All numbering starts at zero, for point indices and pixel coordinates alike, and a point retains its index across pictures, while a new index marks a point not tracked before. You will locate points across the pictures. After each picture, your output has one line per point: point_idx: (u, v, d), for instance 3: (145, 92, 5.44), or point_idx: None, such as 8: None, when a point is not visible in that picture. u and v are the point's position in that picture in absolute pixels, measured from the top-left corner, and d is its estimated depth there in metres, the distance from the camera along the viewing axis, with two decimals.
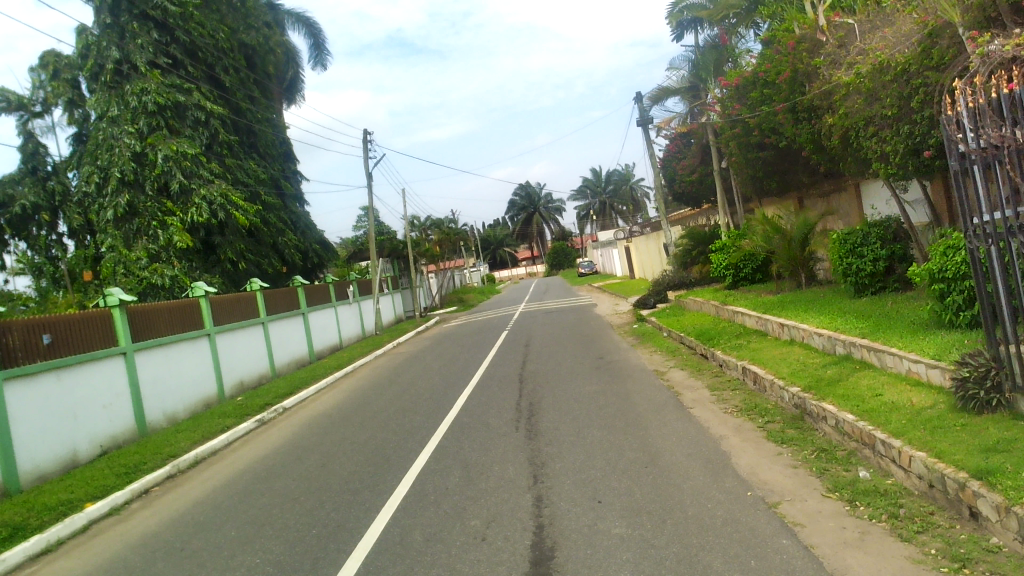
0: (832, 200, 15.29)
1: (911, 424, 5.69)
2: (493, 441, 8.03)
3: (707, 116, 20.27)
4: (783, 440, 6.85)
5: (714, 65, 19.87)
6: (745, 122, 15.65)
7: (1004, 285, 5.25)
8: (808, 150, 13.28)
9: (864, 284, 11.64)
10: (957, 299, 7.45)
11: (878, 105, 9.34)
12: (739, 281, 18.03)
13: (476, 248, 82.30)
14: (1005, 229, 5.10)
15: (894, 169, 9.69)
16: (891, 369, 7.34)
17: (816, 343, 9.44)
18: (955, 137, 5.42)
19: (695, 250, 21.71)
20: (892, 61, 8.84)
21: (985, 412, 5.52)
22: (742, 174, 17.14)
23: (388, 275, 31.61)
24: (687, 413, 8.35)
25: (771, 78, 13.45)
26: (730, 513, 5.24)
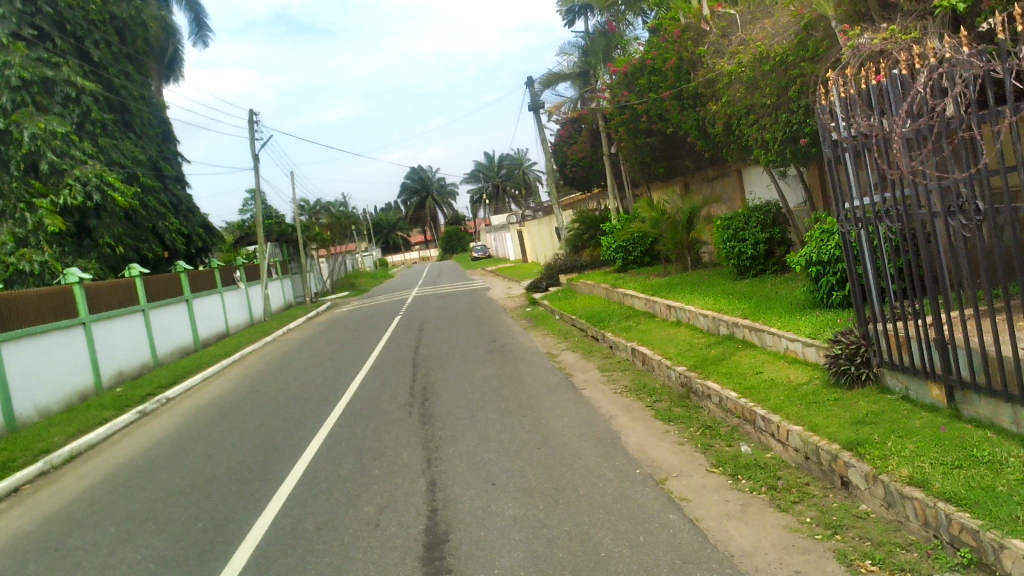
0: (715, 185, 15.78)
1: (789, 400, 5.96)
2: (386, 426, 7.96)
3: (596, 101, 20.56)
4: (670, 418, 7.05)
5: (603, 52, 20.09)
6: (632, 109, 15.93)
7: (872, 268, 5.56)
8: (692, 137, 13.68)
9: (746, 267, 12.06)
10: (831, 282, 7.82)
11: (758, 94, 9.67)
12: (628, 264, 18.39)
13: (368, 233, 81.03)
14: (873, 214, 5.37)
15: (773, 155, 10.07)
16: (770, 348, 7.66)
17: (700, 324, 9.75)
18: (829, 126, 5.68)
19: (586, 234, 22.03)
20: (771, 51, 9.12)
21: (855, 387, 5.83)
22: (630, 160, 17.50)
23: (276, 260, 30.76)
24: (577, 395, 8.50)
25: (657, 65, 13.79)
26: (619, 490, 5.37)
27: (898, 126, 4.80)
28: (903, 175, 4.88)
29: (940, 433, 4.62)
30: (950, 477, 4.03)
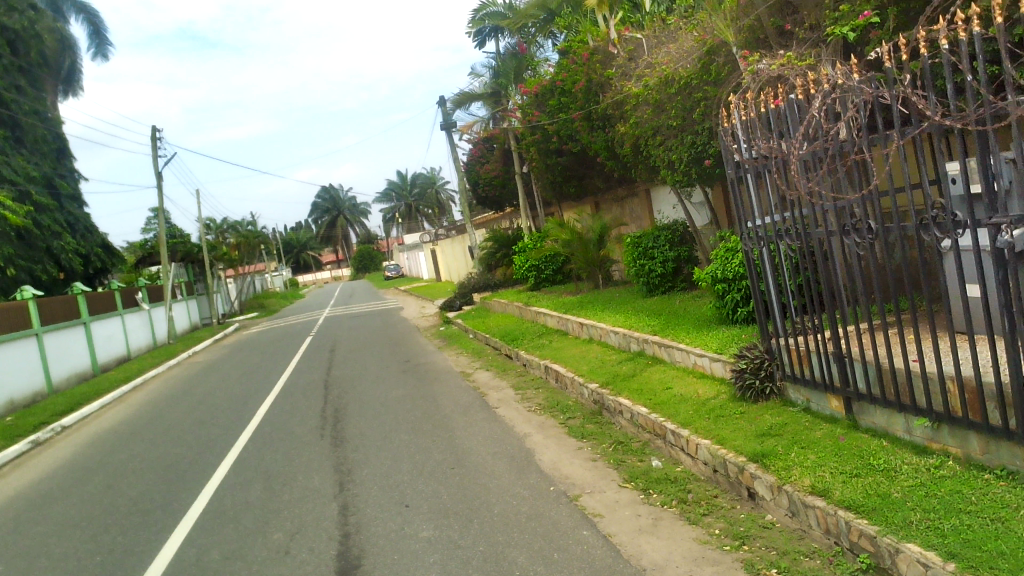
0: (624, 205, 16.11)
1: (697, 414, 6.10)
2: (296, 450, 7.78)
3: (507, 121, 20.75)
4: (583, 435, 7.12)
5: (514, 72, 20.33)
6: (543, 129, 16.14)
7: (774, 285, 5.75)
8: (602, 157, 13.96)
9: (655, 285, 12.32)
10: (735, 298, 8.06)
11: (664, 116, 9.93)
12: (541, 283, 18.55)
13: (278, 252, 79.45)
14: (774, 233, 5.57)
15: (679, 175, 10.34)
16: (679, 364, 7.83)
17: (612, 341, 9.90)
18: (731, 147, 5.89)
19: (498, 253, 22.14)
20: (676, 75, 9.36)
21: (760, 400, 6.01)
22: (541, 179, 17.71)
23: (181, 280, 29.84)
24: (491, 413, 8.49)
25: (567, 87, 14.03)
26: (533, 508, 5.38)
27: (796, 149, 5.00)
28: (801, 195, 5.07)
29: (839, 443, 4.80)
30: (849, 486, 4.18)
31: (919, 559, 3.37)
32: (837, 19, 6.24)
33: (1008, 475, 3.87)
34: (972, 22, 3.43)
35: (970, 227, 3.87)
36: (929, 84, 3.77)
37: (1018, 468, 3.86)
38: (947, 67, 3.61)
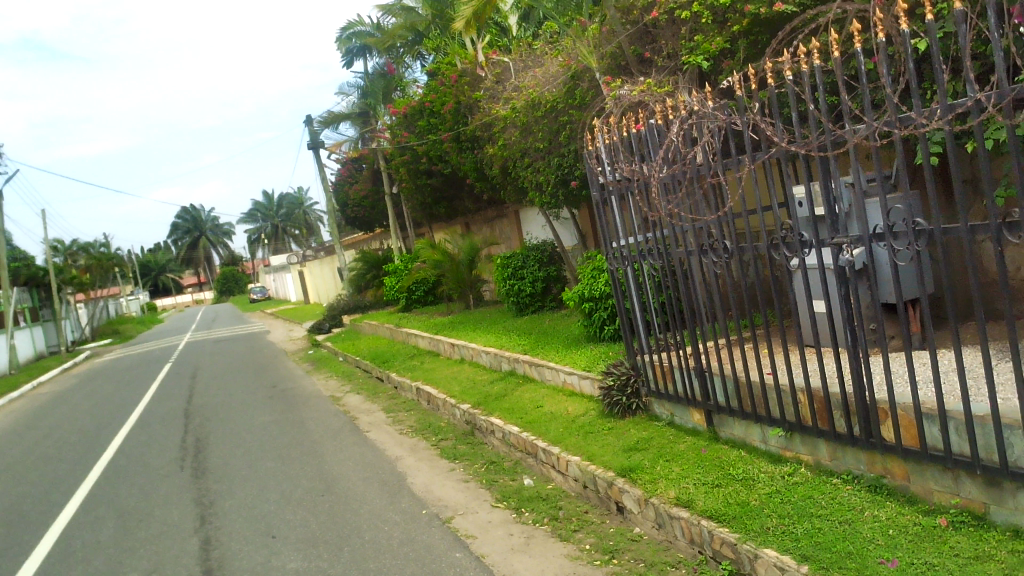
0: (494, 226, 16.28)
1: (567, 432, 6.19)
2: (154, 484, 7.38)
3: (376, 141, 20.59)
4: (455, 456, 7.10)
5: (382, 93, 20.22)
6: (413, 150, 16.09)
7: (638, 303, 5.93)
8: (471, 178, 14.06)
9: (525, 305, 12.45)
10: (602, 317, 8.27)
11: (532, 138, 10.10)
12: (411, 304, 18.42)
13: (133, 275, 75.53)
14: (637, 253, 5.74)
15: (547, 197, 10.53)
16: (549, 382, 7.94)
17: (483, 361, 9.94)
18: (596, 170, 6.05)
19: (368, 274, 21.86)
20: (542, 98, 9.53)
21: (627, 415, 6.17)
22: (411, 200, 17.64)
23: (24, 306, 27.85)
24: (362, 438, 8.34)
25: (435, 108, 14.06)
26: (404, 533, 5.30)
27: (656, 171, 5.18)
28: (662, 216, 5.25)
29: (701, 455, 4.98)
30: (711, 496, 4.34)
31: (776, 563, 3.53)
32: (693, 48, 6.52)
33: (853, 479, 4.12)
34: (813, 55, 3.66)
35: (815, 247, 4.12)
36: (775, 112, 3.99)
37: (861, 471, 4.11)
38: (792, 97, 3.83)
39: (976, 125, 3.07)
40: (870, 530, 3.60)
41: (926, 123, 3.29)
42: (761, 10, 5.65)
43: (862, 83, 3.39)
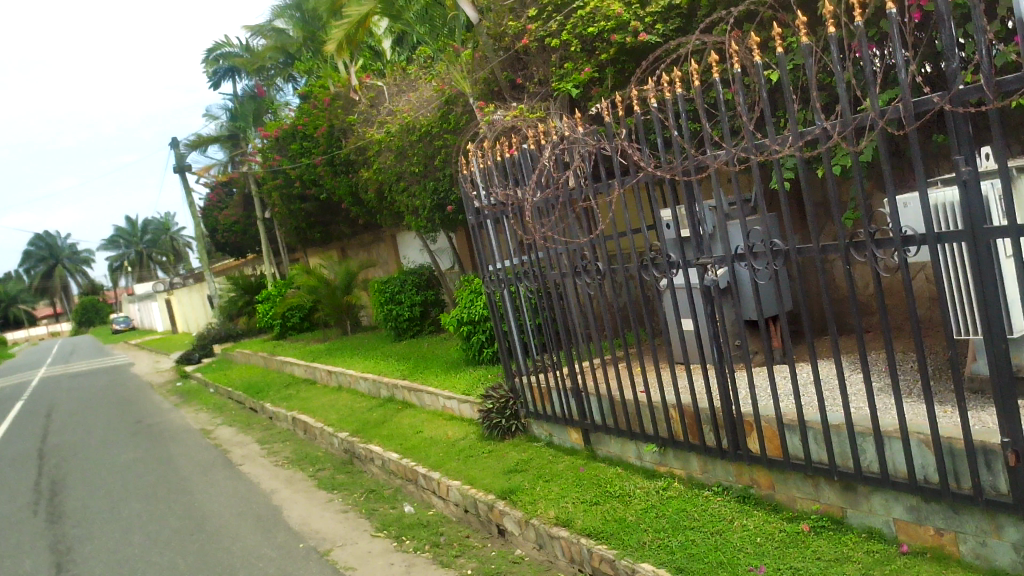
0: (371, 250, 16.12)
1: (448, 456, 6.16)
2: (4, 532, 6.86)
3: (246, 165, 20.04)
4: (333, 486, 6.93)
5: (253, 115, 19.74)
6: (285, 174, 15.75)
7: (516, 325, 5.99)
8: (346, 202, 13.88)
9: (403, 329, 12.33)
10: (480, 339, 8.30)
11: (407, 162, 10.07)
12: (286, 331, 17.93)
13: None
14: (513, 276, 5.80)
15: (423, 221, 10.52)
16: (428, 407, 7.89)
17: (361, 388, 9.77)
18: (471, 193, 6.09)
19: (241, 301, 21.17)
20: (416, 122, 9.53)
21: (507, 437, 6.20)
22: (285, 225, 17.24)
23: None
24: (235, 472, 8.03)
25: (308, 131, 13.83)
26: (281, 569, 5.13)
27: (530, 196, 5.26)
28: (537, 239, 5.34)
29: (579, 473, 5.06)
30: (589, 514, 4.41)
31: None
32: (563, 75, 6.67)
33: (723, 490, 4.27)
34: (676, 84, 3.82)
35: (682, 268, 4.28)
36: (642, 137, 4.13)
37: (731, 482, 4.27)
38: (656, 124, 3.99)
39: (823, 152, 3.28)
40: (740, 539, 3.74)
41: (779, 150, 3.48)
42: (627, 39, 5.91)
43: (721, 111, 3.57)
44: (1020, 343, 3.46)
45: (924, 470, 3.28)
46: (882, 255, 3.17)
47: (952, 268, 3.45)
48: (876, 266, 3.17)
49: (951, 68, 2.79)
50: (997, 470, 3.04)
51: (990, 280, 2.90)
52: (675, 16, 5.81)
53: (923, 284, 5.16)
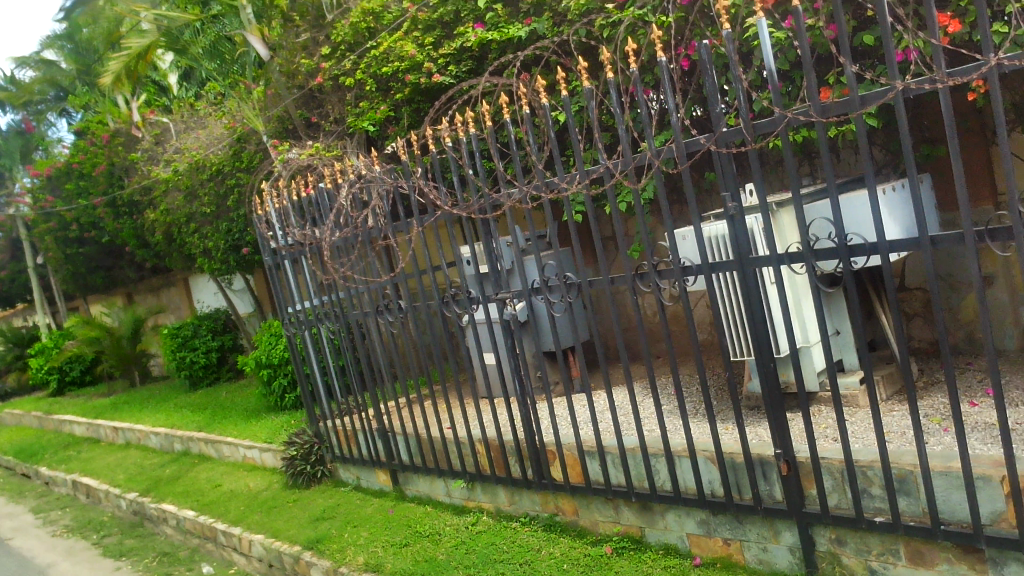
0: (161, 295, 15.19)
1: (249, 509, 5.86)
2: None
3: (14, 206, 18.35)
4: (121, 552, 6.38)
5: (20, 152, 18.25)
6: (58, 216, 14.49)
7: (318, 368, 5.82)
8: (131, 245, 13.03)
9: (198, 378, 11.65)
10: (282, 384, 8.01)
11: (197, 202, 9.62)
12: (65, 387, 16.43)
13: None
14: (313, 317, 5.64)
15: (216, 263, 10.06)
16: (227, 458, 7.48)
17: (152, 443, 9.12)
18: (266, 234, 5.89)
19: (9, 356, 19.19)
20: (206, 161, 9.14)
21: (312, 484, 5.99)
22: (60, 271, 15.88)
23: None
24: (4, 547, 7.20)
25: (84, 169, 12.88)
26: None
27: (328, 236, 5.17)
28: (337, 279, 5.24)
29: (388, 516, 4.98)
30: (399, 556, 4.35)
31: None
32: (359, 114, 6.65)
33: (530, 520, 4.36)
34: (469, 123, 3.90)
35: (482, 303, 4.35)
36: (438, 176, 4.18)
37: (537, 512, 4.37)
38: (452, 163, 4.05)
39: (608, 189, 3.46)
40: (547, 567, 3.82)
41: (568, 188, 3.64)
42: (421, 79, 6.00)
43: (513, 150, 3.68)
44: (785, 361, 3.81)
45: (712, 484, 3.53)
46: (664, 285, 3.38)
47: (726, 295, 3.75)
48: (659, 296, 3.37)
49: (715, 112, 3.04)
50: (772, 479, 3.30)
51: (758, 305, 3.17)
52: (467, 58, 5.93)
53: (703, 311, 5.55)
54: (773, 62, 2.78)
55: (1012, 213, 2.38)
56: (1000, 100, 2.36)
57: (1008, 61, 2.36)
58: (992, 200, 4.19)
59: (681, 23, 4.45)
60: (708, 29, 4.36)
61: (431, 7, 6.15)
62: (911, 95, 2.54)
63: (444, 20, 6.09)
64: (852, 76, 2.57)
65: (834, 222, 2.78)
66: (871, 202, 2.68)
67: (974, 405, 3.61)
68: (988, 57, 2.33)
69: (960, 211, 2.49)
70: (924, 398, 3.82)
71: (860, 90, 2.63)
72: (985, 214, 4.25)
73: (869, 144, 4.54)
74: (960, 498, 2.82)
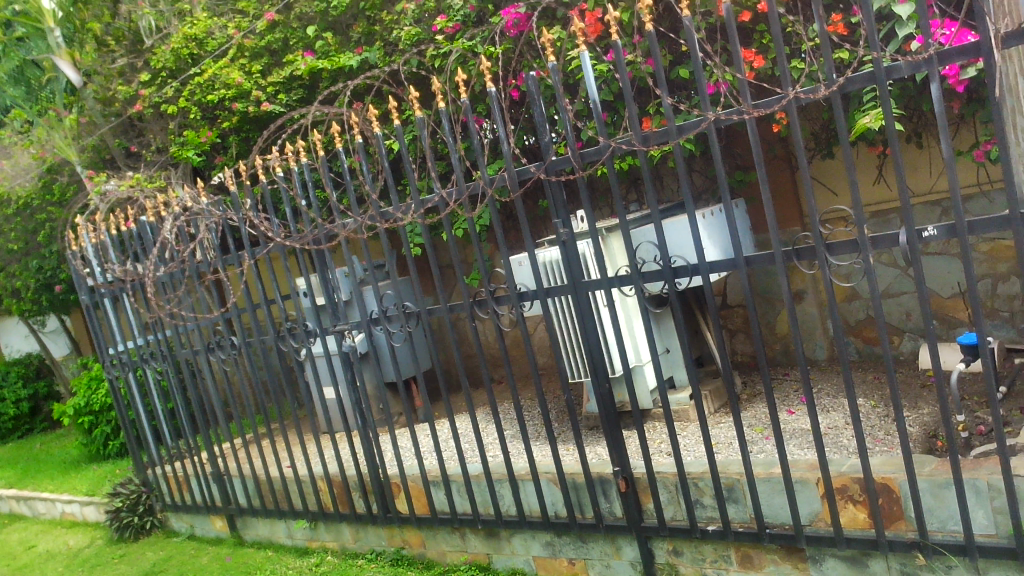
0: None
1: (69, 570, 5.41)
2: None
3: None
4: None
5: None
6: None
7: (144, 411, 5.48)
8: None
9: (7, 430, 10.69)
10: (105, 431, 7.47)
11: (1, 239, 8.86)
12: None
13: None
14: (138, 358, 5.31)
15: (26, 304, 9.30)
16: (43, 516, 6.88)
17: None
18: (82, 270, 5.49)
19: None
20: (12, 194, 8.45)
21: (141, 537, 5.61)
22: None
23: None
24: None
25: None
26: None
27: (152, 271, 4.88)
28: (163, 317, 4.96)
29: (225, 563, 4.74)
30: None
31: None
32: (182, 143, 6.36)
33: (377, 556, 4.27)
34: (300, 153, 3.82)
35: (320, 336, 4.24)
36: (269, 207, 4.06)
37: (383, 547, 4.28)
38: (283, 193, 3.94)
39: (443, 218, 3.48)
40: None
41: (404, 217, 3.63)
42: (249, 108, 5.81)
43: (347, 180, 3.63)
44: (620, 381, 3.95)
45: (555, 506, 3.60)
46: (502, 311, 3.42)
47: (563, 318, 3.85)
48: (497, 322, 3.40)
49: (544, 141, 3.12)
50: (612, 496, 3.40)
51: (592, 328, 3.26)
52: (297, 87, 5.78)
53: (542, 335, 5.66)
54: (597, 94, 2.89)
55: (814, 234, 2.59)
56: (799, 130, 2.56)
57: (804, 95, 2.56)
58: (799, 222, 4.54)
59: (509, 54, 4.56)
60: (535, 61, 4.49)
61: (258, 35, 6.01)
62: (723, 126, 2.72)
63: (271, 48, 5.98)
64: (669, 109, 2.71)
65: (659, 245, 2.91)
66: (691, 226, 2.82)
67: (791, 413, 3.87)
68: (787, 91, 2.52)
69: (769, 233, 2.67)
70: (747, 409, 4.05)
71: (677, 121, 2.78)
72: (793, 235, 4.59)
73: (689, 171, 4.80)
74: (781, 501, 3.01)
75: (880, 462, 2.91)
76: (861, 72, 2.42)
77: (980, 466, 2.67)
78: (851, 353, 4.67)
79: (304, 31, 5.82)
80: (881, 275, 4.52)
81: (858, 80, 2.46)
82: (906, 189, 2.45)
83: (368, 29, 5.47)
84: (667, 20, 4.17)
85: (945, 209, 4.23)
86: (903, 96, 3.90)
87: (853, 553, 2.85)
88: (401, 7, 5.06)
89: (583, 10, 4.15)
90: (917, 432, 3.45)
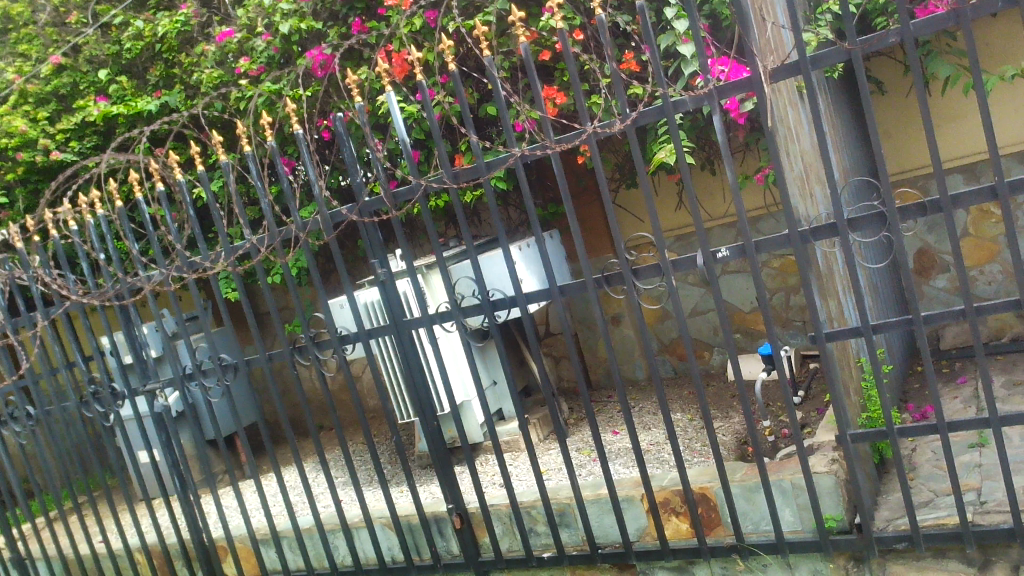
0: None
1: None
2: None
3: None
4: None
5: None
6: None
7: None
8: None
9: None
10: None
11: None
12: None
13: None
14: None
15: None
16: None
17: None
18: None
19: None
20: None
21: None
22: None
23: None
24: None
25: None
26: None
27: None
28: None
29: None
30: None
31: None
32: None
33: None
34: (94, 204, 3.56)
35: (128, 397, 3.96)
36: (62, 263, 3.74)
37: None
38: (77, 249, 3.65)
39: (255, 264, 3.34)
40: None
41: (212, 266, 3.46)
42: (36, 158, 5.38)
43: (148, 231, 3.41)
44: (448, 418, 3.96)
45: (392, 551, 3.54)
46: (324, 357, 3.33)
47: (388, 358, 3.83)
48: (319, 368, 3.29)
49: (355, 182, 3.08)
50: (448, 534, 3.39)
51: (416, 368, 3.24)
52: (90, 133, 5.45)
53: (368, 378, 5.58)
54: (406, 134, 2.89)
55: (621, 261, 2.70)
56: (600, 163, 2.68)
57: (602, 129, 2.69)
58: (609, 249, 4.74)
59: (316, 96, 4.51)
60: (343, 102, 4.47)
61: (43, 79, 5.67)
62: (529, 162, 2.79)
63: (59, 92, 5.65)
64: (477, 146, 2.76)
65: (477, 280, 2.94)
66: (506, 259, 2.85)
67: (615, 434, 4.01)
68: (586, 126, 2.63)
69: (580, 261, 2.75)
70: (574, 434, 4.17)
71: (484, 158, 2.83)
72: (605, 262, 4.78)
73: (502, 207, 4.92)
74: (611, 521, 3.12)
75: (697, 473, 3.07)
76: (651, 106, 2.57)
77: (783, 467, 2.88)
78: (667, 371, 4.91)
79: (95, 75, 5.55)
80: (687, 295, 4.79)
81: (649, 114, 2.60)
82: (699, 214, 2.60)
83: (165, 72, 5.27)
84: (470, 60, 4.29)
85: (738, 230, 4.56)
86: (693, 127, 4.18)
87: (678, 563, 2.99)
88: (201, 49, 4.92)
89: (387, 51, 4.20)
90: (729, 441, 3.66)
